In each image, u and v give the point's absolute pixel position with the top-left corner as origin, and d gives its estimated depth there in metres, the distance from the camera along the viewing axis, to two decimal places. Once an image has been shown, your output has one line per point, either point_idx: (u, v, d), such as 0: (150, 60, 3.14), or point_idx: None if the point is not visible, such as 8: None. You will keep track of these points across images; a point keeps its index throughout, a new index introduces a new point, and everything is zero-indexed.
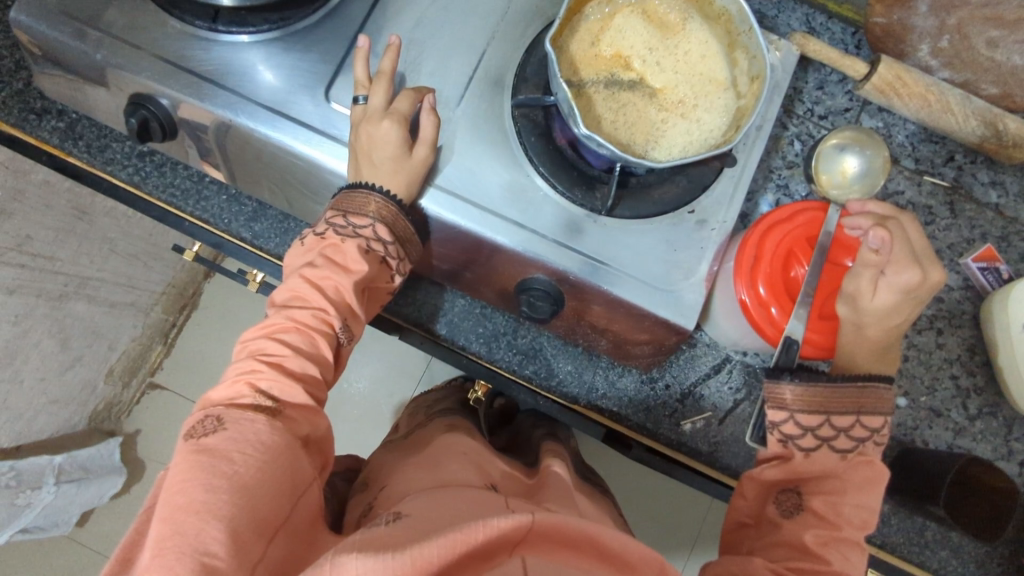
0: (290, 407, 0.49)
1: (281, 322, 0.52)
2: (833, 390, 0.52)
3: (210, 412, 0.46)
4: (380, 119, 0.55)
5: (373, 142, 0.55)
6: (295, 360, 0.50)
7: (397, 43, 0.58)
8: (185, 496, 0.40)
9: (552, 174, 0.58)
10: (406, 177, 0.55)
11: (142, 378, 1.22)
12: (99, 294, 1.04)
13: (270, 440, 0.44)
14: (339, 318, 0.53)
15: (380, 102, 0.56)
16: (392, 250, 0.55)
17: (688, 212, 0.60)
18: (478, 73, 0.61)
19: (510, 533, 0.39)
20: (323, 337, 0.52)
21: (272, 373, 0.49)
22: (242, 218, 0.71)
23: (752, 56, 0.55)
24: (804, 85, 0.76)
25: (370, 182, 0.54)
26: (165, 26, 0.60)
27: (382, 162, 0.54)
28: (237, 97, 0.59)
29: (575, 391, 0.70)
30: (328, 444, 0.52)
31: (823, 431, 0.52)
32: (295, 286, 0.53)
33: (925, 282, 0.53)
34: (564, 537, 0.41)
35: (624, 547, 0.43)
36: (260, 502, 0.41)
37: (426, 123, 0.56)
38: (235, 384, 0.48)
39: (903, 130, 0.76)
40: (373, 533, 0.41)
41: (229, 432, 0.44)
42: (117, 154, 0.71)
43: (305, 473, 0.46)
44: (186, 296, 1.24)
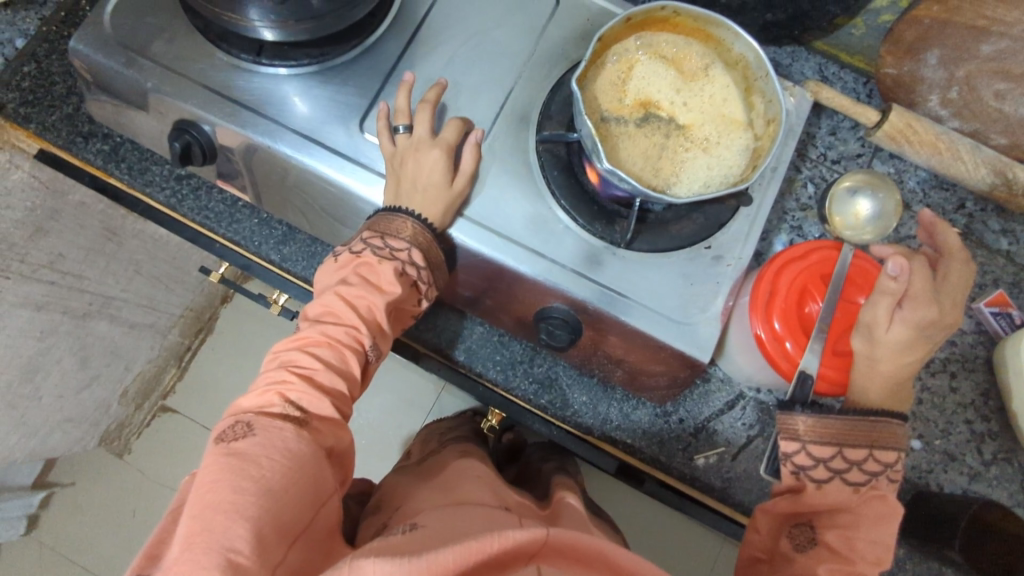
0: (317, 419, 0.50)
1: (315, 335, 0.53)
2: (845, 422, 0.53)
3: (241, 418, 0.47)
4: (428, 147, 0.59)
5: (413, 170, 0.58)
6: (325, 373, 0.52)
7: (410, 80, 0.62)
8: (213, 494, 0.41)
9: (573, 208, 0.61)
10: (442, 203, 0.58)
11: (155, 402, 1.24)
12: (121, 314, 1.07)
13: (296, 448, 0.45)
14: (370, 337, 0.55)
15: (426, 132, 0.60)
16: (424, 276, 0.57)
17: (704, 248, 0.61)
18: (505, 111, 0.64)
19: (526, 545, 0.41)
20: (353, 354, 0.54)
21: (302, 386, 0.50)
22: (272, 241, 0.74)
23: (768, 99, 0.58)
24: (817, 131, 0.79)
25: (409, 209, 0.57)
26: (213, 57, 0.64)
27: (422, 190, 0.57)
28: (276, 124, 0.62)
29: (589, 422, 0.70)
30: (350, 460, 0.53)
31: (835, 464, 0.53)
32: (329, 302, 0.54)
33: (939, 321, 0.54)
34: (579, 554, 0.43)
35: (639, 565, 0.43)
36: (285, 505, 0.42)
37: (467, 156, 0.60)
38: (266, 393, 0.49)
39: (914, 177, 0.78)
40: (391, 542, 0.42)
41: (257, 437, 0.45)
42: (156, 176, 0.74)
43: (327, 484, 0.47)
44: (202, 320, 1.28)
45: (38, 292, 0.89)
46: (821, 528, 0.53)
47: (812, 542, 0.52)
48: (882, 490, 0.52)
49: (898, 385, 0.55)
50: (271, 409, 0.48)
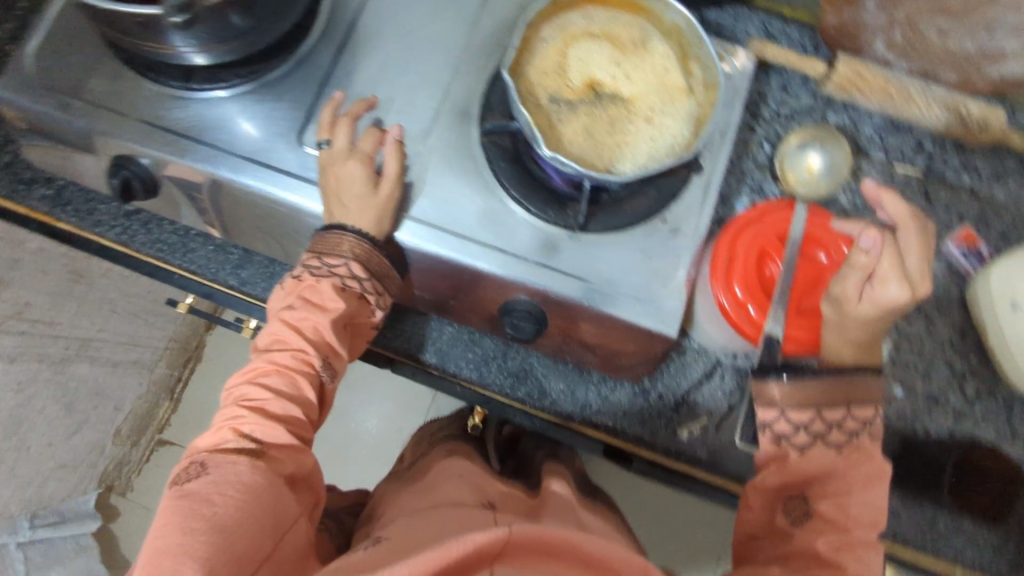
0: (274, 449, 0.49)
1: (263, 365, 0.53)
2: (819, 382, 0.52)
3: (195, 458, 0.47)
4: (344, 160, 0.58)
5: (339, 183, 0.57)
6: (276, 402, 0.51)
7: (339, 96, 0.61)
8: (169, 539, 0.42)
9: (524, 197, 0.60)
10: (373, 213, 0.56)
11: (151, 437, 1.18)
12: (101, 354, 1.12)
13: (249, 480, 0.45)
14: (319, 357, 0.54)
15: (345, 142, 0.59)
16: (367, 286, 0.56)
17: (661, 222, 0.60)
18: (445, 107, 0.63)
19: (487, 547, 0.43)
20: (303, 378, 0.53)
21: (254, 418, 0.50)
22: (228, 266, 0.72)
23: (705, 65, 0.57)
24: (767, 89, 0.78)
25: (342, 223, 0.56)
26: (142, 89, 0.62)
27: (351, 202, 0.56)
28: (214, 149, 0.61)
29: (568, 408, 0.69)
30: (318, 481, 0.53)
31: (817, 425, 0.52)
32: (274, 330, 0.54)
33: (916, 297, 0.50)
34: (537, 545, 0.45)
35: (601, 551, 0.47)
36: (245, 539, 0.43)
37: (390, 159, 0.58)
38: (221, 430, 0.49)
39: (869, 124, 0.77)
40: (357, 559, 0.45)
41: (210, 476, 0.45)
42: (105, 215, 0.73)
43: (292, 509, 0.47)
44: (189, 350, 1.21)
45: (9, 342, 1.01)
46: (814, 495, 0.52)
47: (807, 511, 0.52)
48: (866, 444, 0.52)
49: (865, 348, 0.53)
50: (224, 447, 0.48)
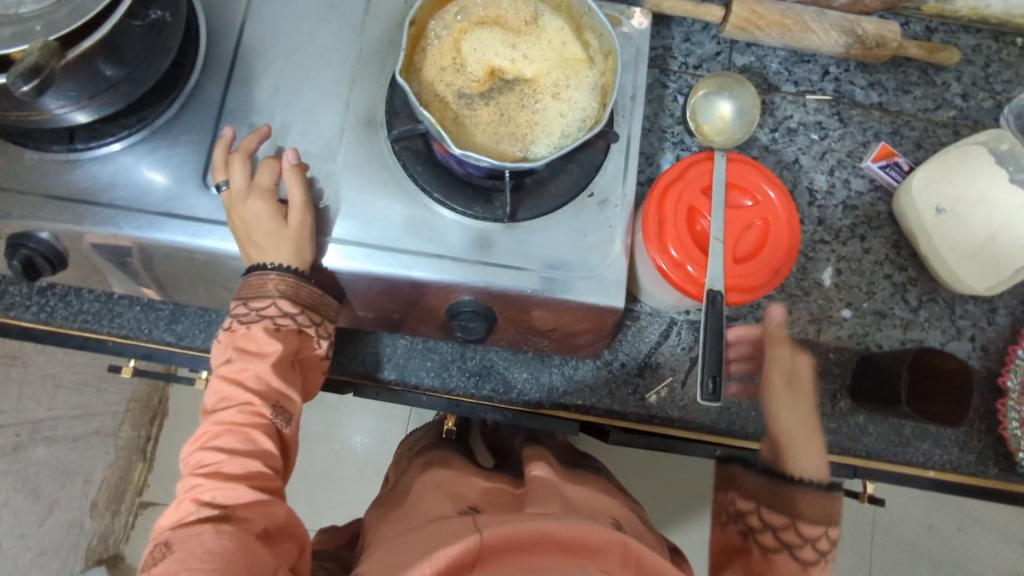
0: (241, 508, 0.47)
1: (212, 427, 0.50)
2: (782, 492, 0.60)
3: (159, 539, 0.45)
4: (244, 200, 0.55)
5: (247, 224, 0.55)
6: (232, 462, 0.49)
7: (227, 135, 0.58)
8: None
9: (448, 197, 0.59)
10: (290, 246, 0.54)
11: (132, 501, 1.14)
12: (57, 433, 1.15)
13: (217, 546, 0.44)
14: (269, 405, 0.51)
15: (242, 179, 0.56)
16: (303, 319, 0.55)
17: (588, 196, 0.60)
18: (350, 119, 0.61)
19: (460, 558, 0.44)
20: (257, 429, 0.50)
21: (214, 483, 0.47)
22: (161, 323, 0.69)
23: (599, 32, 0.56)
24: (671, 42, 0.77)
25: (261, 262, 0.54)
26: (22, 159, 0.58)
27: (263, 240, 0.54)
28: (116, 209, 0.58)
29: (535, 396, 0.69)
30: (298, 528, 0.51)
31: (774, 540, 0.57)
32: (217, 388, 0.52)
33: (797, 367, 0.65)
34: (514, 543, 0.46)
35: (575, 532, 0.47)
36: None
37: (292, 185, 0.56)
38: (181, 504, 0.47)
39: (775, 59, 0.78)
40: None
41: (175, 554, 0.44)
42: (16, 296, 0.68)
43: (268, 567, 0.45)
44: (151, 407, 1.16)
45: None
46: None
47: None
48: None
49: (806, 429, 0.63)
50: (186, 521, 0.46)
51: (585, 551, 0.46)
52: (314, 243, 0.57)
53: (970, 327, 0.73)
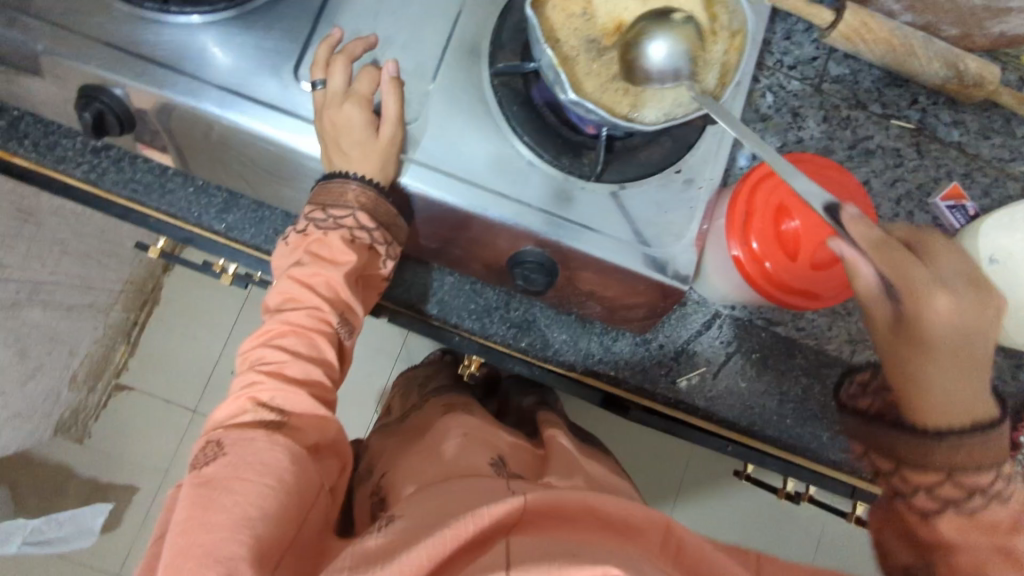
0: (295, 413, 0.50)
1: (278, 327, 0.53)
2: (893, 442, 0.50)
3: (211, 438, 0.47)
4: (341, 103, 0.54)
5: (337, 128, 0.54)
6: (294, 364, 0.52)
7: (336, 36, 0.56)
8: (188, 538, 0.41)
9: (537, 143, 0.57)
10: (379, 158, 0.54)
11: (108, 381, 1.19)
12: (54, 299, 1.03)
13: (270, 460, 0.45)
14: (336, 314, 0.54)
15: (341, 82, 0.54)
16: (377, 237, 0.56)
17: (675, 172, 0.59)
18: (453, 43, 0.58)
19: (502, 518, 0.44)
20: (322, 337, 0.53)
21: (273, 384, 0.50)
22: (213, 210, 0.68)
23: (732, 9, 0.53)
24: (773, 36, 0.76)
25: (345, 170, 0.54)
26: (111, 9, 0.56)
27: (352, 148, 0.54)
28: (196, 81, 0.55)
29: (571, 358, 0.71)
30: (342, 445, 0.53)
31: (926, 505, 0.46)
32: (285, 288, 0.54)
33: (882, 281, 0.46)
34: (553, 511, 0.47)
35: (615, 511, 0.49)
36: (273, 522, 0.43)
37: (389, 98, 0.55)
38: (239, 399, 0.50)
39: (869, 77, 0.77)
40: (371, 548, 0.43)
41: (228, 457, 0.45)
42: (69, 150, 0.67)
43: (313, 486, 0.48)
44: (145, 292, 1.22)
45: None
46: (931, 550, 0.46)
47: (929, 553, 0.46)
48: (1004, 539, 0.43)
49: (958, 350, 0.45)
50: (242, 418, 0.48)
51: (622, 528, 0.48)
52: (398, 158, 0.56)
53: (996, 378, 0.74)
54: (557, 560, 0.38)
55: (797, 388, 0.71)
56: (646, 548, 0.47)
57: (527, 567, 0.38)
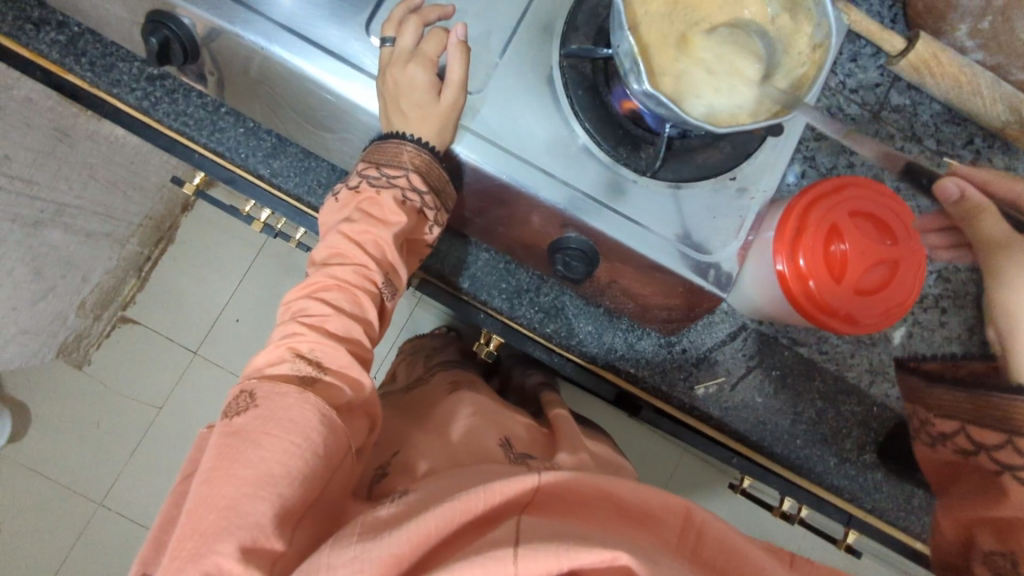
0: (332, 368, 0.49)
1: (323, 280, 0.53)
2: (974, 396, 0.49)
3: (245, 387, 0.46)
4: (406, 63, 0.53)
5: (398, 89, 0.53)
6: (336, 320, 0.51)
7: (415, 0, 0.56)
8: (214, 489, 0.40)
9: (598, 131, 0.57)
10: (436, 123, 0.53)
11: (114, 312, 1.18)
12: (76, 223, 1.03)
13: (299, 416, 0.43)
14: (381, 274, 0.54)
15: (410, 42, 0.54)
16: (427, 201, 0.56)
17: (729, 179, 0.59)
18: (527, 17, 0.57)
19: (512, 498, 0.40)
20: (367, 296, 0.53)
21: (313, 336, 0.50)
22: (260, 154, 0.68)
23: (816, 23, 0.51)
24: (839, 56, 0.75)
25: (401, 131, 0.53)
26: None
27: (411, 110, 0.53)
28: (261, 18, 0.55)
29: (593, 350, 0.71)
30: (373, 405, 0.52)
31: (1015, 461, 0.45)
32: (334, 243, 0.54)
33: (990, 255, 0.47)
34: (568, 496, 0.43)
35: (635, 498, 0.45)
36: (299, 485, 0.42)
37: (455, 62, 0.53)
38: (278, 348, 0.50)
39: (928, 110, 0.76)
40: (381, 516, 0.40)
41: (260, 409, 0.44)
42: (123, 75, 0.67)
43: (341, 446, 0.45)
44: (162, 229, 1.23)
45: None
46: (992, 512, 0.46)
47: (1008, 531, 0.44)
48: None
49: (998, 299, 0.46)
50: (280, 367, 0.48)
51: (641, 520, 0.44)
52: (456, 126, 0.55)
53: None
54: (566, 544, 0.35)
55: (811, 411, 0.71)
56: (666, 540, 0.44)
57: (533, 550, 0.34)
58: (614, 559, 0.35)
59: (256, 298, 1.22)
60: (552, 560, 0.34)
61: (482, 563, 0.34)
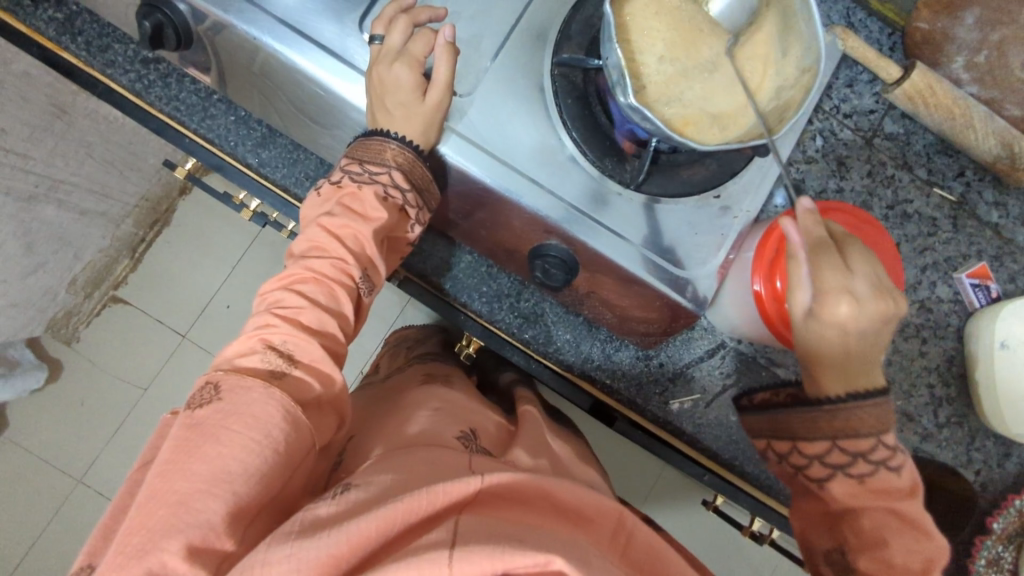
0: (303, 362, 0.49)
1: (300, 273, 0.53)
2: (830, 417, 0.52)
3: (210, 379, 0.46)
4: (393, 62, 0.53)
5: (384, 87, 0.53)
6: (311, 312, 0.51)
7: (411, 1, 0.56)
8: (167, 483, 0.40)
9: (584, 140, 0.57)
10: (422, 124, 0.53)
11: (105, 291, 1.19)
12: (71, 198, 1.02)
13: (263, 412, 0.43)
14: (359, 269, 0.54)
15: (398, 41, 0.54)
16: (409, 199, 0.55)
17: (713, 197, 0.59)
18: (522, 24, 0.58)
19: (453, 500, 0.39)
20: (341, 287, 0.53)
21: (286, 328, 0.50)
22: (249, 143, 0.69)
23: (806, 47, 0.50)
24: (834, 81, 0.75)
25: (386, 129, 0.54)
26: None
27: (395, 108, 0.53)
28: (256, 10, 0.55)
29: (570, 359, 0.71)
30: (344, 402, 0.52)
31: (833, 470, 0.53)
32: (314, 236, 0.54)
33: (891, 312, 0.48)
34: (508, 496, 0.42)
35: (576, 501, 0.45)
36: (255, 481, 0.42)
37: (441, 64, 0.53)
38: (250, 339, 0.50)
39: (921, 140, 0.76)
40: (320, 515, 0.39)
41: (222, 403, 0.44)
42: (119, 56, 0.67)
43: (304, 442, 0.45)
44: (158, 211, 1.23)
45: None
46: (840, 517, 0.53)
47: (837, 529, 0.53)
48: (892, 500, 0.51)
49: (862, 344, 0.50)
50: (251, 357, 0.48)
51: (579, 520, 0.45)
52: (441, 126, 0.56)
53: (981, 463, 0.72)
54: (502, 548, 0.35)
55: None
56: (601, 541, 0.44)
57: (469, 555, 0.35)
58: (547, 563, 0.35)
59: (247, 286, 1.22)
60: (488, 564, 0.34)
61: (418, 568, 0.34)
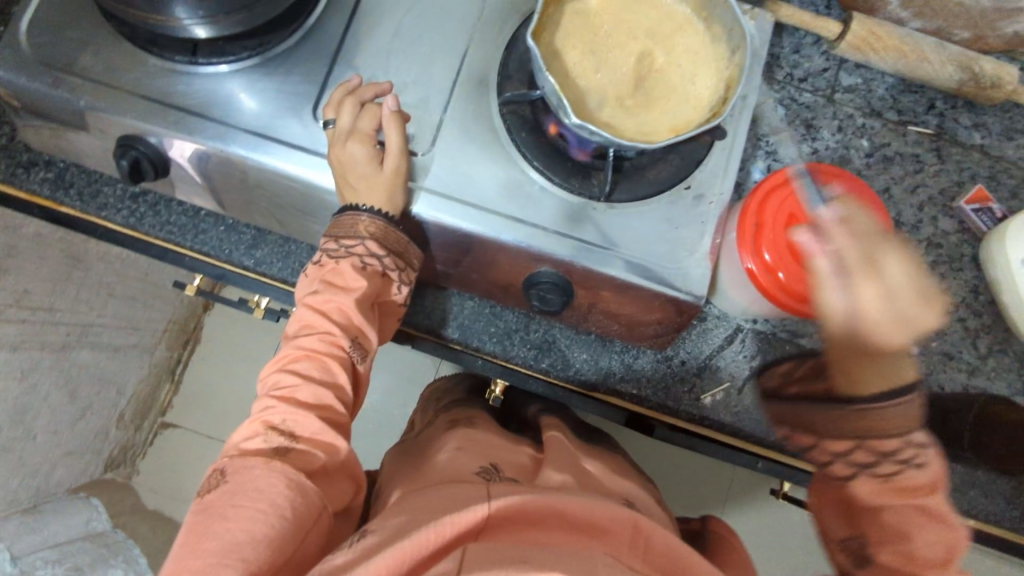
0: (304, 436, 0.52)
1: (292, 352, 0.56)
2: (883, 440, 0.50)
3: (217, 464, 0.48)
4: (350, 142, 0.56)
5: (345, 166, 0.56)
6: (305, 387, 0.54)
7: (354, 82, 0.59)
8: (180, 562, 0.42)
9: (546, 167, 0.58)
10: (388, 189, 0.56)
11: (155, 419, 1.26)
12: (102, 339, 1.04)
13: (268, 485, 0.46)
14: (348, 338, 0.57)
15: (348, 120, 0.56)
16: (387, 263, 0.58)
17: (685, 188, 0.60)
18: (462, 77, 0.61)
19: (465, 528, 0.42)
20: (334, 360, 0.56)
21: (283, 407, 0.52)
22: (242, 247, 0.73)
23: (729, 27, 0.54)
24: (781, 51, 0.76)
25: (355, 203, 0.56)
26: (146, 64, 0.60)
27: (358, 182, 0.56)
28: (225, 126, 0.59)
29: (591, 377, 0.72)
30: (354, 467, 0.54)
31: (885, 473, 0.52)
32: (302, 316, 0.57)
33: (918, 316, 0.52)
34: (520, 522, 0.43)
35: (586, 511, 0.46)
36: (264, 546, 0.43)
37: (392, 133, 0.56)
38: (253, 423, 0.52)
39: (882, 84, 0.76)
40: (337, 563, 0.41)
41: (227, 484, 0.46)
42: (110, 198, 0.73)
43: (313, 506, 0.47)
44: (188, 330, 1.29)
45: None
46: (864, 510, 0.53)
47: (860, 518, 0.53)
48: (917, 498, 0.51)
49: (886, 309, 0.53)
50: (254, 441, 0.51)
51: (590, 529, 0.45)
52: (408, 188, 0.58)
53: None
54: (504, 567, 0.37)
55: None
56: (616, 548, 0.44)
57: None
58: None
59: None
60: None
61: None
